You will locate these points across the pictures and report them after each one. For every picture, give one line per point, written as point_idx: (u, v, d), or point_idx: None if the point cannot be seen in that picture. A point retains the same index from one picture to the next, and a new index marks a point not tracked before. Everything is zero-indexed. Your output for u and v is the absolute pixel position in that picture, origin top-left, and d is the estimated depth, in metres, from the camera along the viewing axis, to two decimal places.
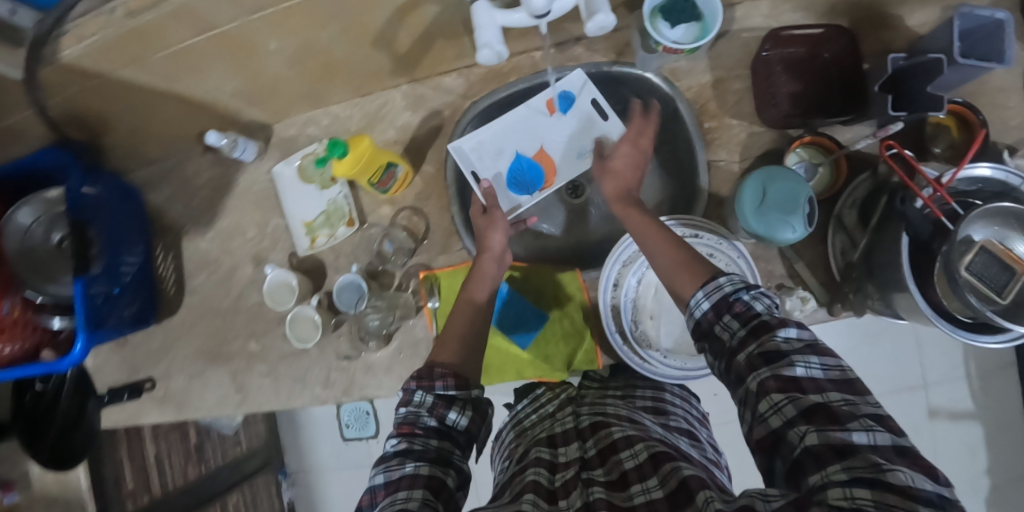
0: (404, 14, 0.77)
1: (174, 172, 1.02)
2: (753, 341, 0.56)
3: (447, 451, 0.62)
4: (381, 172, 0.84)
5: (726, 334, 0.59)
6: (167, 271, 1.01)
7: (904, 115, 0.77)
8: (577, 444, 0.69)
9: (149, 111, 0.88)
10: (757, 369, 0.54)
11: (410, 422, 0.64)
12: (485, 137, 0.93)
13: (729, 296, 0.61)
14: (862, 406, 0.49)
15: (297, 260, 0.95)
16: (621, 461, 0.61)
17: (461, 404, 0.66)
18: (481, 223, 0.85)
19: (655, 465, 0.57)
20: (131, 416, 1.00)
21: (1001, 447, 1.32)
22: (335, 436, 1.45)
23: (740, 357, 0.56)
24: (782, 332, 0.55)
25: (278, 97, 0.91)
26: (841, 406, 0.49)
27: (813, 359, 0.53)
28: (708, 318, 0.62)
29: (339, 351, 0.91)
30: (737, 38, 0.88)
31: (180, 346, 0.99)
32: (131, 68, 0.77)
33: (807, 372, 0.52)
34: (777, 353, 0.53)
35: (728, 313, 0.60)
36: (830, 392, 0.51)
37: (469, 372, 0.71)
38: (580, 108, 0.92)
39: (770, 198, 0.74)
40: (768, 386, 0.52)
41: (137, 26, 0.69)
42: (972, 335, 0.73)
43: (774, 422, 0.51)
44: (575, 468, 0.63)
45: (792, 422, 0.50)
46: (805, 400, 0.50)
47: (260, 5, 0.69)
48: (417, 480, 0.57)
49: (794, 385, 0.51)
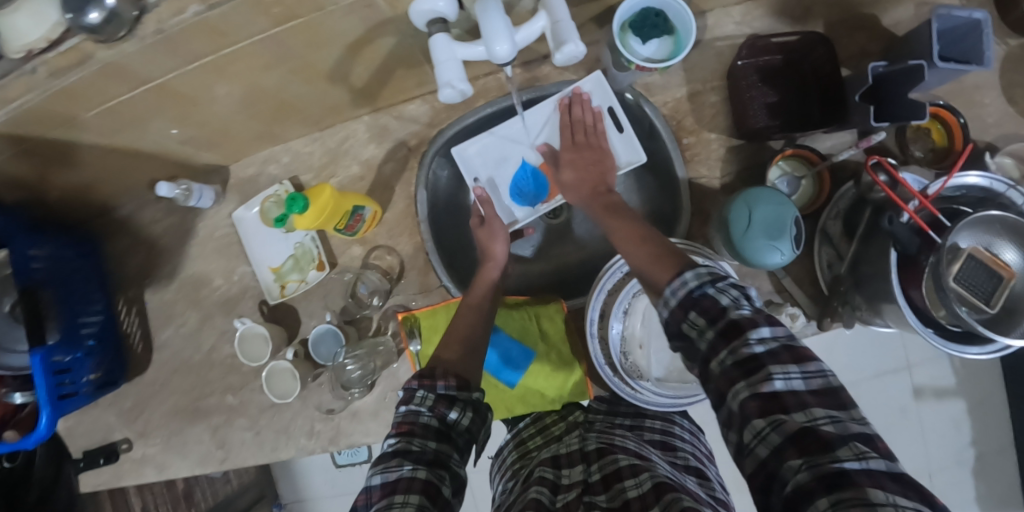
0: (358, 48, 0.72)
1: (129, 222, 0.96)
2: (724, 347, 0.52)
3: (445, 453, 0.61)
4: (347, 217, 0.80)
5: (693, 334, 0.55)
6: (132, 327, 0.95)
7: (885, 124, 0.75)
8: (581, 467, 0.69)
9: (92, 165, 0.81)
10: (734, 384, 0.50)
11: (410, 420, 0.63)
12: (491, 141, 0.90)
13: (693, 294, 0.56)
14: (849, 425, 0.46)
15: (269, 308, 0.91)
16: (625, 489, 0.59)
17: (461, 404, 0.66)
18: (481, 234, 0.86)
19: (658, 495, 0.56)
20: (111, 479, 0.96)
21: (983, 419, 1.34)
22: (328, 463, 1.41)
23: (713, 365, 0.52)
24: (755, 333, 0.50)
25: (231, 139, 0.85)
26: (827, 427, 0.46)
27: (792, 368, 0.49)
28: (674, 318, 0.57)
29: (321, 402, 0.87)
30: (710, 48, 0.84)
31: (155, 404, 0.95)
32: (66, 126, 0.70)
33: (787, 385, 0.48)
34: (754, 364, 0.49)
35: (695, 310, 0.55)
36: (814, 409, 0.47)
37: (469, 373, 0.71)
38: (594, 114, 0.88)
39: (756, 222, 0.72)
40: (748, 408, 0.49)
41: (65, 86, 0.62)
42: (962, 348, 0.71)
43: (761, 452, 0.47)
44: (576, 491, 0.64)
45: (780, 452, 0.46)
46: (789, 424, 0.46)
47: (198, 54, 0.64)
48: (414, 484, 0.56)
49: (776, 404, 0.48)
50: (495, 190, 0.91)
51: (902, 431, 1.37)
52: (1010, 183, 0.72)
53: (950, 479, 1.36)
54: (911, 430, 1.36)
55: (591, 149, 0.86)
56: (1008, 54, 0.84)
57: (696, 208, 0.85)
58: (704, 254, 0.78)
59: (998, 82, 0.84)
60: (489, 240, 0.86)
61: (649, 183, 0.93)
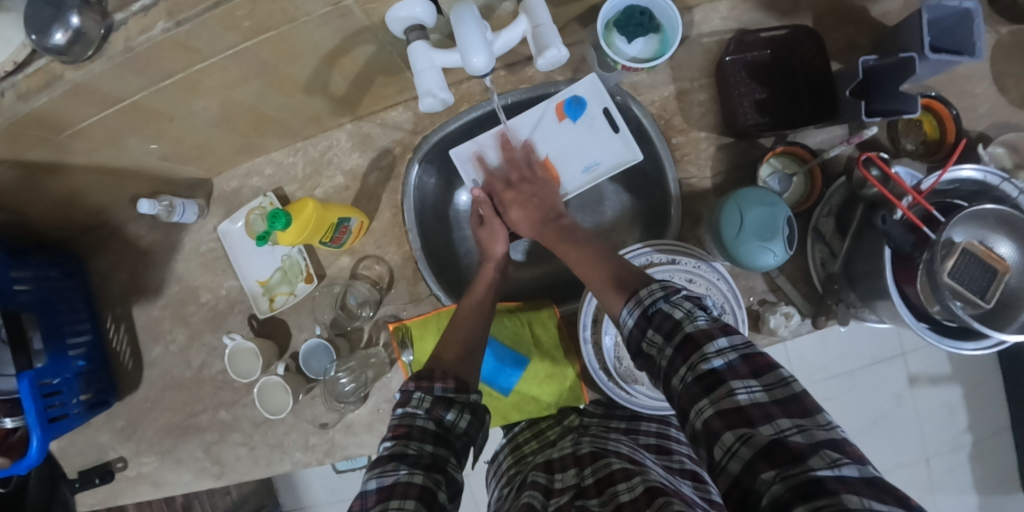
0: (336, 58, 0.70)
1: (112, 239, 0.95)
2: (681, 361, 0.54)
3: (442, 457, 0.60)
4: (333, 230, 0.78)
5: (654, 351, 0.59)
6: (121, 345, 0.94)
7: (877, 118, 0.73)
8: (574, 470, 0.68)
9: (69, 186, 0.79)
10: (697, 402, 0.51)
11: (406, 423, 0.62)
12: (488, 144, 0.89)
13: (650, 311, 0.60)
14: (816, 432, 0.45)
15: (258, 322, 0.90)
16: (617, 493, 0.59)
17: (459, 407, 0.66)
18: (483, 233, 0.88)
19: (649, 499, 0.55)
20: (108, 498, 0.95)
21: (977, 403, 1.35)
22: (329, 471, 1.41)
23: (675, 380, 0.55)
24: (709, 347, 0.53)
25: (211, 153, 0.84)
26: (795, 436, 0.45)
27: (752, 381, 0.50)
28: (636, 336, 0.62)
29: (315, 416, 0.87)
30: (697, 44, 0.83)
31: (147, 422, 0.94)
32: (38, 148, 0.69)
33: (751, 398, 0.49)
34: (716, 381, 0.51)
35: (651, 327, 0.60)
36: (781, 419, 0.47)
37: (468, 375, 0.71)
38: (591, 117, 0.86)
39: (748, 223, 0.71)
40: (715, 425, 0.49)
41: (33, 110, 0.61)
42: (958, 344, 0.71)
43: (734, 468, 0.46)
44: (568, 495, 0.64)
45: (753, 465, 0.45)
46: (758, 437, 0.46)
47: (168, 72, 0.62)
48: (411, 489, 0.55)
49: (741, 417, 0.48)
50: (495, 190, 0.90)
51: (899, 418, 1.36)
52: (1002, 175, 0.70)
53: (946, 463, 1.36)
54: (908, 418, 1.36)
55: (525, 185, 0.87)
56: (997, 42, 0.83)
57: (686, 209, 0.84)
58: (695, 255, 0.78)
59: (989, 71, 0.83)
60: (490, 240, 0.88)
61: (638, 184, 0.92)
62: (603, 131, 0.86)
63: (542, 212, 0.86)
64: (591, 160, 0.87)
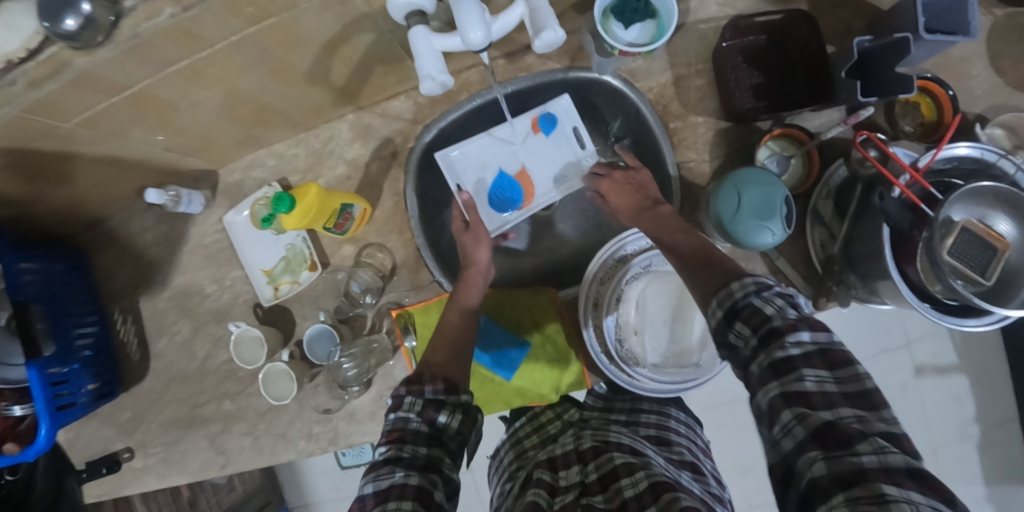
0: (336, 46, 0.72)
1: (117, 233, 0.96)
2: (763, 351, 0.55)
3: (437, 458, 0.61)
4: (335, 215, 0.80)
5: (738, 342, 0.58)
6: (128, 337, 0.95)
7: (874, 100, 0.74)
8: (577, 467, 0.71)
9: (75, 179, 0.81)
10: (767, 384, 0.53)
11: (399, 427, 0.62)
12: (473, 148, 0.91)
13: (738, 303, 0.59)
14: (874, 423, 0.49)
15: (263, 311, 0.91)
16: (622, 489, 0.62)
17: (451, 408, 0.65)
18: (465, 240, 0.86)
19: (655, 495, 0.58)
20: (115, 489, 0.96)
21: (983, 393, 1.35)
22: (333, 467, 1.42)
23: (753, 367, 0.55)
24: (791, 337, 0.53)
25: (215, 145, 0.85)
26: (852, 424, 0.49)
27: (825, 372, 0.52)
28: (720, 327, 0.60)
29: (318, 403, 0.88)
30: (693, 31, 0.84)
31: (153, 414, 0.95)
32: (46, 138, 0.70)
33: (818, 386, 0.51)
34: (788, 366, 0.52)
35: (739, 320, 0.58)
36: (842, 408, 0.50)
37: (458, 375, 0.69)
38: (564, 133, 0.92)
39: (745, 204, 0.71)
40: (775, 404, 0.52)
41: (41, 98, 0.62)
42: (960, 320, 0.71)
43: (787, 445, 0.51)
44: (574, 493, 0.66)
45: (803, 446, 0.50)
46: (813, 419, 0.50)
47: (172, 58, 0.64)
48: (407, 490, 0.56)
49: (803, 401, 0.51)
50: (479, 193, 0.91)
51: (903, 408, 1.38)
52: (1000, 151, 0.71)
53: (951, 452, 1.37)
54: (911, 406, 1.37)
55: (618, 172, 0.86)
56: (993, 25, 0.84)
57: (684, 194, 0.85)
58: None
59: (986, 53, 0.83)
60: (470, 248, 0.86)
61: None
62: (570, 148, 0.93)
63: (637, 199, 0.82)
64: (560, 173, 0.93)
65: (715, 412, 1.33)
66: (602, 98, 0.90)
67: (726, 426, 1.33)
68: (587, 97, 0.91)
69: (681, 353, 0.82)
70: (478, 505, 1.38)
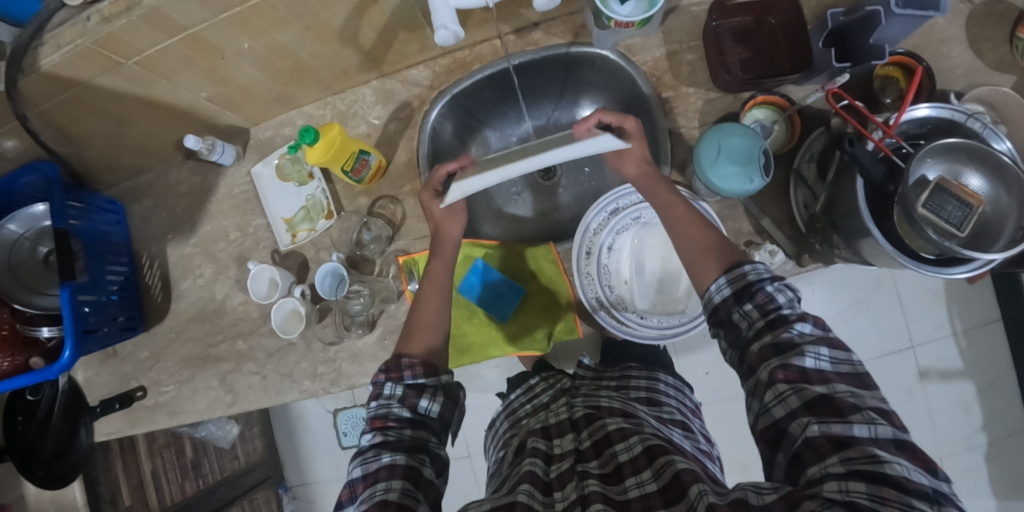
0: (363, 9, 0.80)
1: (155, 183, 1.04)
2: (768, 333, 0.60)
3: (422, 439, 0.66)
4: (353, 160, 0.88)
5: (744, 323, 0.63)
6: (154, 280, 1.02)
7: (848, 66, 0.83)
8: (572, 436, 0.74)
9: (125, 122, 0.90)
10: (767, 358, 0.58)
11: (383, 415, 0.67)
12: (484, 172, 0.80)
13: (751, 285, 0.63)
14: (867, 399, 0.54)
15: (280, 256, 0.98)
16: (616, 454, 0.65)
17: (432, 392, 0.70)
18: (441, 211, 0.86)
19: (650, 458, 0.62)
20: (124, 427, 1.00)
21: (992, 403, 1.33)
22: (335, 447, 1.53)
23: (754, 347, 0.61)
24: (797, 325, 0.59)
25: (251, 101, 0.95)
26: (845, 398, 0.53)
27: (823, 352, 0.56)
28: (727, 306, 0.65)
29: (324, 340, 0.93)
30: (686, 12, 0.92)
31: (168, 354, 1.00)
32: (107, 75, 0.79)
33: (816, 364, 0.56)
34: (789, 344, 0.58)
35: (750, 301, 0.63)
36: (836, 385, 0.55)
37: (437, 361, 0.75)
38: None
39: (724, 152, 0.78)
40: (776, 376, 0.57)
41: (110, 32, 0.71)
42: (948, 271, 0.71)
43: (777, 412, 0.56)
44: (569, 460, 0.68)
45: (795, 414, 0.55)
46: (809, 391, 0.55)
47: (228, 5, 0.72)
48: (396, 471, 0.61)
49: (802, 377, 0.56)
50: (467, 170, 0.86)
51: (907, 414, 1.36)
52: (966, 111, 0.75)
53: (958, 463, 1.35)
54: (918, 413, 1.36)
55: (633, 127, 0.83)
56: (971, 11, 0.89)
57: (673, 157, 0.92)
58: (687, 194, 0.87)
59: (966, 36, 0.89)
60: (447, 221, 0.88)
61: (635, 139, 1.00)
62: None
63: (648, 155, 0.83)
64: None
65: (714, 406, 1.34)
66: (595, 65, 0.98)
67: (724, 420, 1.34)
68: (578, 64, 0.98)
69: (669, 301, 0.87)
70: (473, 491, 1.43)
